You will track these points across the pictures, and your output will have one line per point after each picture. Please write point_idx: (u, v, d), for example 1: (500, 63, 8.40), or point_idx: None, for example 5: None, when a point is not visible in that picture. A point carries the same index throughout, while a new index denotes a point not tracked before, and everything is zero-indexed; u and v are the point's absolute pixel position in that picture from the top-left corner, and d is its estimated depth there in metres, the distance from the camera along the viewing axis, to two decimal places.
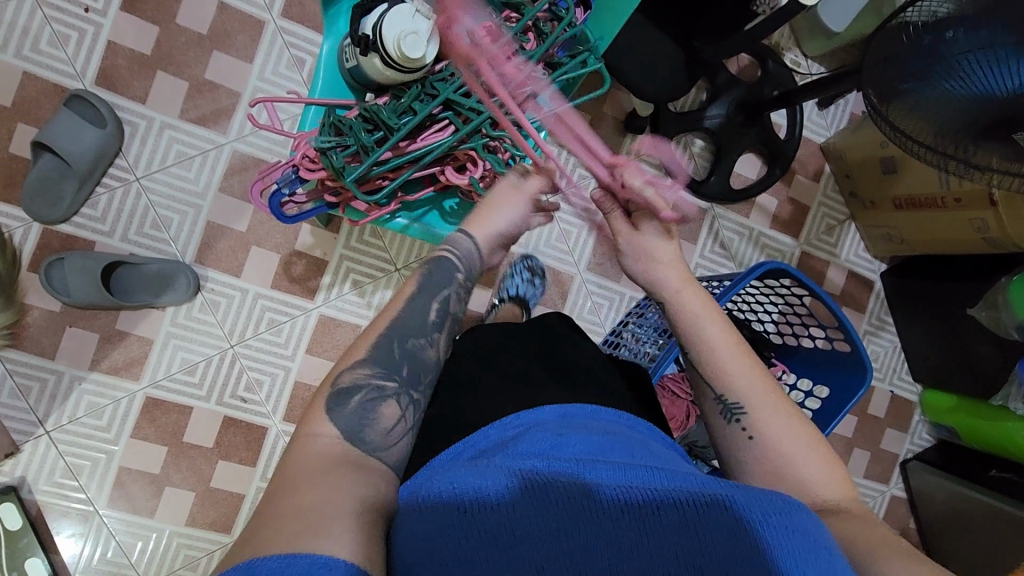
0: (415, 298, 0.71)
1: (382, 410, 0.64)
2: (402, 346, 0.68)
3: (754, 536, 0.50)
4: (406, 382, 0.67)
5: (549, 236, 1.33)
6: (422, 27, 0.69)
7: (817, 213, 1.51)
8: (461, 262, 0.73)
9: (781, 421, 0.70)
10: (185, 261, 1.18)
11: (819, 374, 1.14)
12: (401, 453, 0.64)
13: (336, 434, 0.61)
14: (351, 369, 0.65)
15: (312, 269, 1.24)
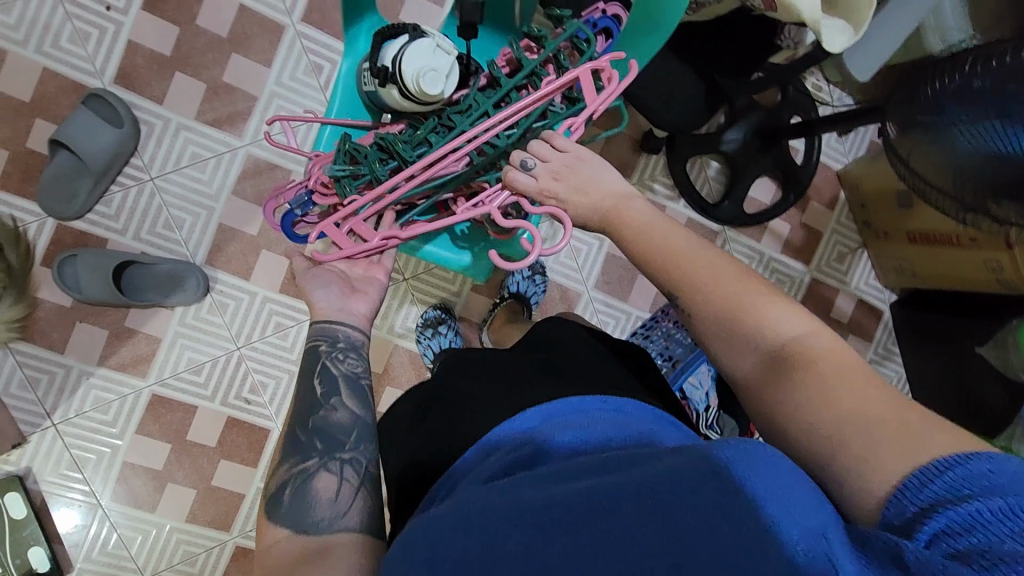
0: (303, 381, 0.73)
1: (315, 487, 0.65)
2: (308, 424, 0.70)
3: (743, 510, 0.44)
4: (326, 450, 0.68)
5: (558, 252, 1.33)
6: (443, 63, 0.67)
7: (829, 241, 1.50)
8: (331, 339, 0.75)
9: (723, 278, 0.63)
10: (195, 262, 1.18)
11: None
12: (355, 510, 0.65)
13: (285, 532, 0.62)
14: (275, 472, 0.67)
15: None
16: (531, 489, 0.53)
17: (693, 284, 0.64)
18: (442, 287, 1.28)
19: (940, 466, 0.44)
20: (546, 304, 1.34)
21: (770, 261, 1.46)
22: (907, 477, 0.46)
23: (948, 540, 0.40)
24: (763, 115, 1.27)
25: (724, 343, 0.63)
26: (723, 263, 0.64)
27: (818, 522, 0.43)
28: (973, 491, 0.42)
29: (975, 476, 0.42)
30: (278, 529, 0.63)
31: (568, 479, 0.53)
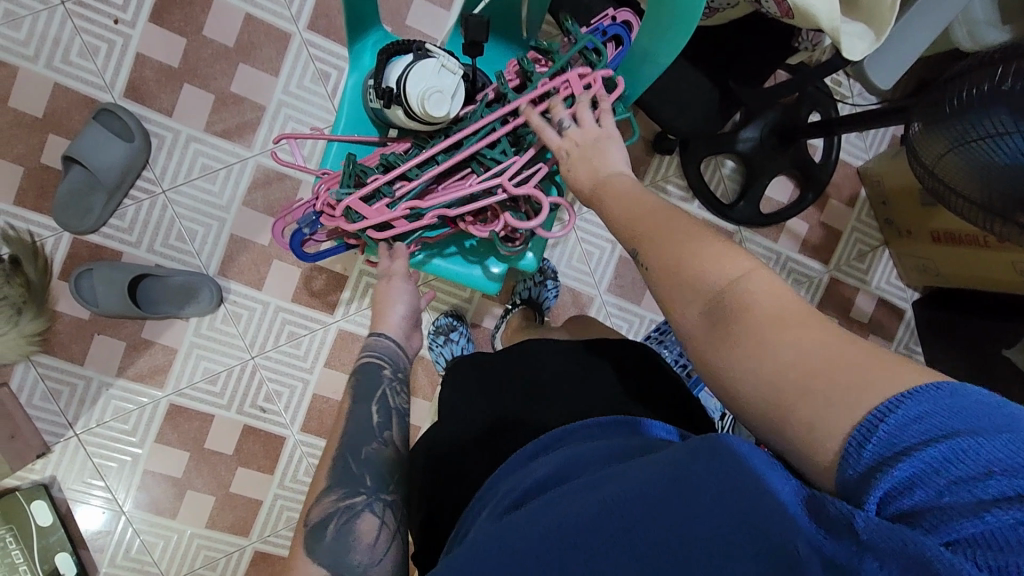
0: (355, 407, 0.81)
1: (357, 527, 0.70)
2: (359, 456, 0.76)
3: (743, 501, 0.44)
4: (371, 491, 0.74)
5: (571, 256, 1.31)
6: (448, 84, 0.66)
7: (849, 239, 1.46)
8: (384, 358, 0.85)
9: (670, 226, 0.57)
10: (208, 273, 1.19)
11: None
12: (392, 550, 0.71)
13: (323, 567, 0.68)
14: (321, 500, 0.73)
15: (332, 284, 1.25)
16: (519, 519, 0.51)
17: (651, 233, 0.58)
18: (453, 294, 1.28)
19: (876, 418, 0.41)
20: (558, 309, 1.32)
21: (786, 260, 1.43)
22: (851, 434, 0.42)
23: (895, 501, 0.39)
24: (780, 113, 1.24)
25: (681, 304, 0.54)
26: (673, 211, 0.58)
27: (796, 498, 0.44)
28: (911, 444, 0.39)
29: (909, 424, 0.40)
30: (315, 561, 0.69)
31: (570, 495, 0.51)
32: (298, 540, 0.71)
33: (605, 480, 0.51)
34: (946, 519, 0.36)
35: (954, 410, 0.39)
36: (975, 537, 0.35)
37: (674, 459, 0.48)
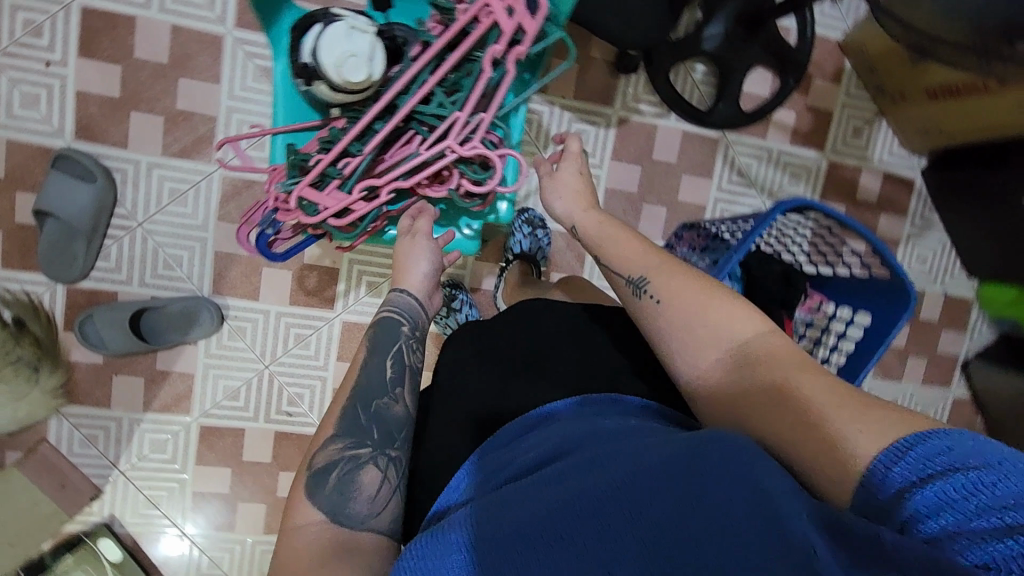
0: (370, 360, 0.78)
1: (360, 479, 0.68)
2: (369, 410, 0.73)
3: (748, 492, 0.47)
4: (379, 444, 0.71)
5: None
6: (362, 46, 0.62)
7: (841, 118, 1.38)
8: (404, 316, 0.82)
9: (679, 280, 0.72)
10: (203, 294, 1.20)
11: (860, 302, 1.10)
12: (392, 505, 0.68)
13: (320, 516, 0.65)
14: (325, 447, 0.70)
15: (326, 279, 1.24)
16: (526, 495, 0.55)
17: (658, 271, 0.74)
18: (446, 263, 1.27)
19: (903, 448, 0.51)
20: (555, 256, 1.30)
21: (778, 154, 1.37)
22: (877, 458, 0.52)
23: (923, 524, 0.46)
24: None
25: (684, 333, 0.70)
26: (681, 269, 0.74)
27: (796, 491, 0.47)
28: (939, 470, 0.48)
29: (925, 465, 0.49)
30: (311, 509, 0.66)
31: (574, 474, 0.55)
32: (296, 486, 0.69)
33: (610, 461, 0.54)
34: (977, 541, 0.43)
35: (971, 450, 0.48)
36: (1002, 560, 0.42)
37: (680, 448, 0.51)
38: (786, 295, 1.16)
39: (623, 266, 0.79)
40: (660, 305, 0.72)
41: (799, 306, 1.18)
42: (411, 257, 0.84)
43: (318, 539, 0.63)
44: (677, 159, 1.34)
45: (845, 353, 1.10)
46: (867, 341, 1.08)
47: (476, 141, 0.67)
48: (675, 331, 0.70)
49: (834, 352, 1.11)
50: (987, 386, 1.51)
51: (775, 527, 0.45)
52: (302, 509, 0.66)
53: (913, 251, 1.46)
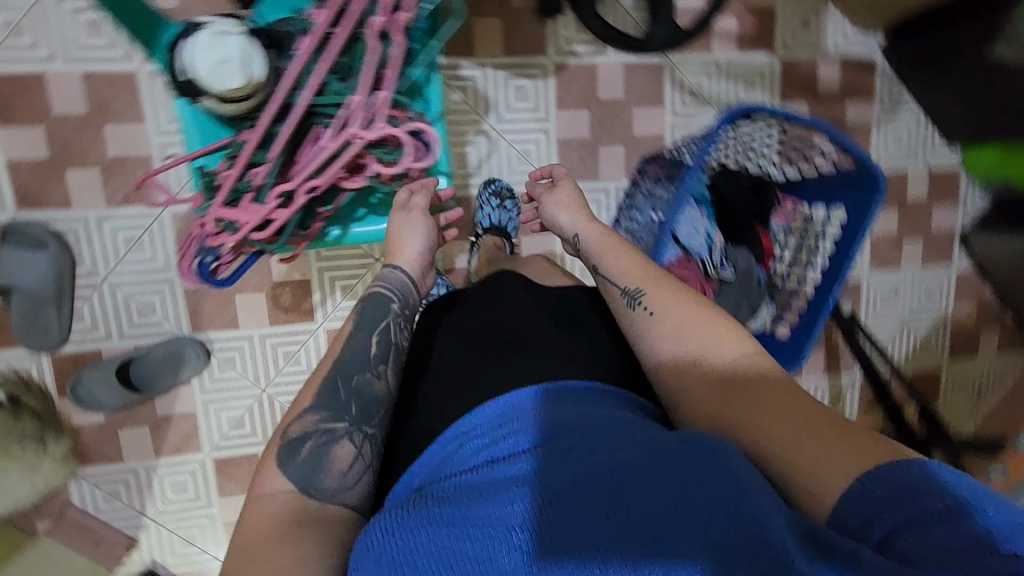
0: (355, 334, 0.78)
1: (334, 452, 0.69)
2: (350, 385, 0.74)
3: (732, 495, 0.54)
4: (356, 420, 0.72)
5: (510, 162, 1.27)
6: (234, 48, 0.60)
7: (786, 11, 1.32)
8: (394, 292, 0.81)
9: (668, 292, 0.79)
10: (184, 334, 1.21)
11: (836, 197, 1.07)
12: (365, 479, 0.70)
13: (291, 486, 0.68)
14: (299, 418, 0.72)
15: (300, 292, 1.24)
16: (506, 481, 0.60)
17: (650, 284, 0.81)
18: None
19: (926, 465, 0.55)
20: None
21: (727, 65, 1.32)
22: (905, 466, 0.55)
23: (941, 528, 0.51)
24: None
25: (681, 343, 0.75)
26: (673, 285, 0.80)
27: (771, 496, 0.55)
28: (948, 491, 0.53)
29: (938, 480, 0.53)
30: (282, 476, 0.68)
31: (564, 466, 0.60)
32: (268, 451, 0.71)
33: (597, 455, 0.60)
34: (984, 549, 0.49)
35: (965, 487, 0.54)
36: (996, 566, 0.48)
37: (670, 454, 0.58)
38: (760, 206, 1.12)
39: (618, 274, 0.84)
40: (654, 317, 0.78)
41: (776, 214, 1.13)
42: (407, 231, 0.82)
43: (285, 506, 0.66)
44: (625, 93, 1.29)
45: (830, 249, 1.07)
46: (847, 235, 1.05)
47: (382, 121, 0.64)
48: (668, 340, 0.76)
49: (819, 253, 1.08)
50: (987, 254, 1.50)
51: (754, 522, 0.52)
52: (270, 477, 0.69)
53: (887, 134, 1.42)
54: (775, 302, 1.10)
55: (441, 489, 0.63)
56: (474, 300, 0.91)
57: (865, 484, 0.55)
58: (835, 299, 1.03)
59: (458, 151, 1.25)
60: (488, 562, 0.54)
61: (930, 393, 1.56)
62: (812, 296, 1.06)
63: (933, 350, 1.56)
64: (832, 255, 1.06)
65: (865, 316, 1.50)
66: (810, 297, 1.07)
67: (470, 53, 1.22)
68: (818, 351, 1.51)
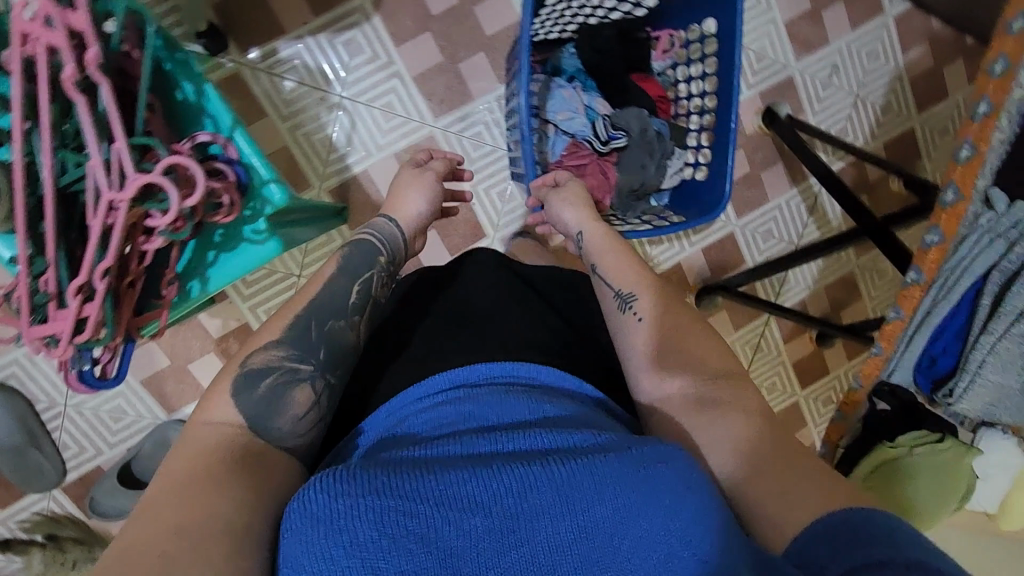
0: (336, 280, 0.83)
1: (293, 395, 0.73)
2: (321, 331, 0.78)
3: (674, 501, 0.57)
4: (320, 366, 0.76)
5: (377, 121, 1.19)
6: None
7: None
8: (382, 245, 0.89)
9: (658, 305, 0.80)
10: (162, 419, 1.23)
11: (698, 11, 0.96)
12: (311, 431, 0.74)
13: (239, 418, 0.71)
14: (262, 350, 0.75)
15: (246, 337, 1.24)
16: (461, 465, 0.60)
17: (643, 291, 0.81)
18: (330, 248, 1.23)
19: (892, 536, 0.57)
20: None
21: None
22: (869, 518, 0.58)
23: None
24: None
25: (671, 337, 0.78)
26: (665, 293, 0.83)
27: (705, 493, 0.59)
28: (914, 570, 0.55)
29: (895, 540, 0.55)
30: (232, 405, 0.71)
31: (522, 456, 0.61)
32: (226, 375, 0.74)
33: (555, 450, 0.61)
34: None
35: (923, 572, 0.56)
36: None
37: (628, 456, 0.60)
38: (627, 54, 1.02)
39: (613, 278, 0.84)
40: (642, 323, 0.79)
41: (652, 56, 1.04)
42: (411, 197, 0.96)
43: (223, 436, 0.69)
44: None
45: (713, 65, 0.97)
46: (722, 45, 0.94)
47: (132, 173, 0.58)
48: (654, 342, 0.78)
49: (703, 77, 0.98)
50: None
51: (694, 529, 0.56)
52: (220, 404, 0.71)
53: None
54: (688, 146, 1.02)
55: (394, 460, 0.62)
56: (432, 284, 0.92)
57: (821, 522, 0.57)
58: (735, 119, 0.92)
59: (321, 136, 1.18)
60: (433, 539, 0.54)
61: (911, 152, 1.44)
62: (717, 126, 0.96)
63: (898, 108, 1.42)
64: (717, 76, 0.95)
65: (813, 107, 1.38)
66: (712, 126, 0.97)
67: (280, 32, 1.12)
68: (777, 164, 1.40)
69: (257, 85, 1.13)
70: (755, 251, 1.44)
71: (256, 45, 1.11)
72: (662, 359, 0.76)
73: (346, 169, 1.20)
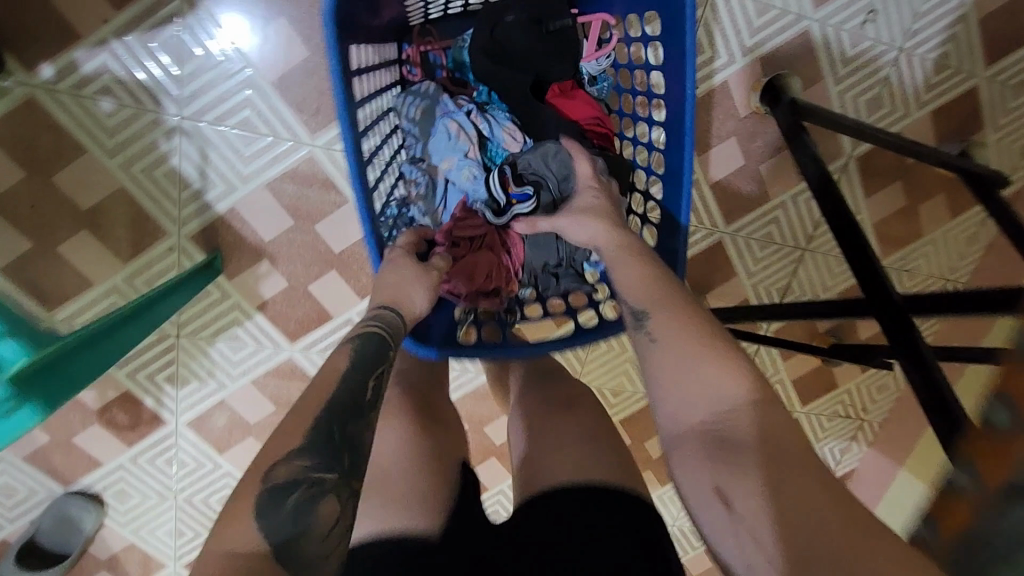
0: (347, 374, 0.59)
1: (320, 510, 0.51)
2: (345, 432, 0.56)
3: None
4: (348, 473, 0.54)
5: (230, 143, 0.90)
6: None
7: None
8: (394, 334, 0.64)
9: (683, 320, 0.59)
10: (59, 492, 1.11)
11: (638, 8, 0.72)
12: (335, 565, 0.51)
13: (265, 544, 0.47)
14: (285, 459, 0.51)
15: (131, 404, 1.06)
16: None
17: (660, 305, 0.60)
18: (208, 304, 1.01)
19: None
20: (300, 206, 0.95)
21: None
22: None
23: None
24: None
25: (683, 355, 0.57)
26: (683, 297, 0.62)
27: None
28: None
29: None
30: (255, 530, 0.47)
31: None
32: (238, 495, 0.49)
33: None
34: None
35: None
36: None
37: None
38: (537, 43, 0.75)
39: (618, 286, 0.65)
40: (654, 346, 0.59)
41: (583, 55, 0.78)
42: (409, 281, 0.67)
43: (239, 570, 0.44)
44: None
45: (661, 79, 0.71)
46: (667, 59, 0.68)
47: None
48: (674, 382, 0.57)
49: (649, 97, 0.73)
50: None
51: None
52: (230, 531, 0.47)
53: None
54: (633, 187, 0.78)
55: None
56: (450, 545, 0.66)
57: None
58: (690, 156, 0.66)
59: (165, 170, 0.90)
60: None
61: (972, 122, 1.07)
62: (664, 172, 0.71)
63: (961, 62, 1.03)
64: (665, 99, 0.70)
65: (836, 72, 1.01)
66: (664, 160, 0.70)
67: (73, 37, 0.82)
68: (782, 153, 1.07)
69: (62, 110, 0.85)
70: (750, 262, 1.15)
71: (47, 59, 0.82)
72: (675, 393, 0.57)
73: (205, 209, 0.94)
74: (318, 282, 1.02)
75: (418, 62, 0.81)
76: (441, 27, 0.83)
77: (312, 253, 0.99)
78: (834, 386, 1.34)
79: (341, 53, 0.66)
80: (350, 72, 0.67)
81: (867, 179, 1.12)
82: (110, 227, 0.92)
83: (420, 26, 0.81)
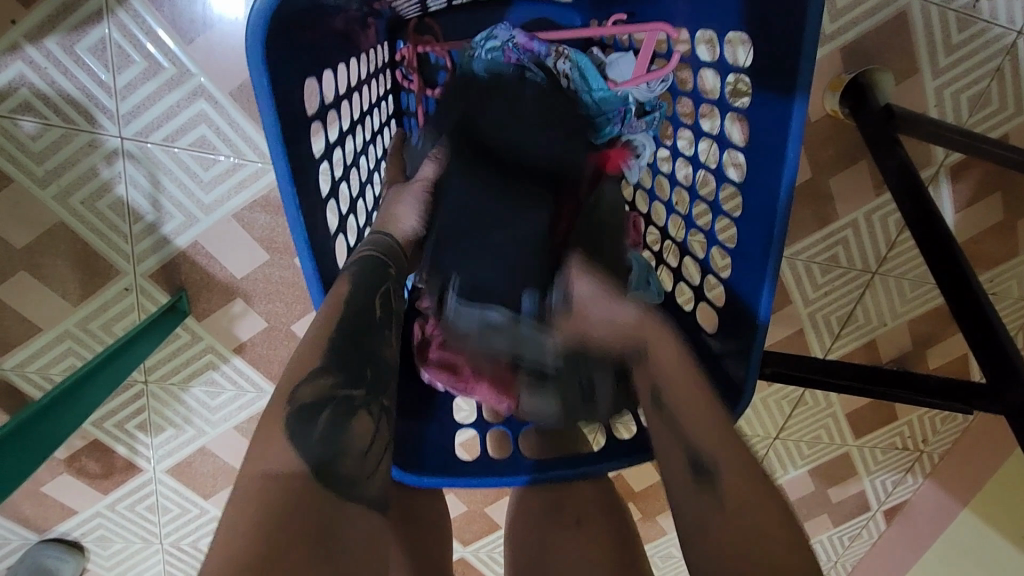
0: (353, 293, 0.49)
1: (355, 430, 0.44)
2: (368, 344, 0.48)
3: None
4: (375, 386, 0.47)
5: (185, 168, 0.75)
6: None
7: None
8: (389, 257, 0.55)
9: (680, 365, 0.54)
10: (33, 540, 1.01)
11: (712, 24, 0.56)
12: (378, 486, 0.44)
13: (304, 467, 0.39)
14: (310, 379, 0.43)
15: (101, 452, 0.95)
16: None
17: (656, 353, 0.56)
18: (177, 347, 0.88)
19: None
20: (276, 236, 0.80)
21: None
22: None
23: None
24: None
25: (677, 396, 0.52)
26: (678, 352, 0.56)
27: None
28: None
29: None
30: (290, 452, 0.39)
31: None
32: (264, 425, 0.41)
33: None
34: None
35: None
36: None
37: None
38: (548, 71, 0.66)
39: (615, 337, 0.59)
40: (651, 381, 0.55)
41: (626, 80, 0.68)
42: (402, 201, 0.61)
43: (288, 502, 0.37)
44: None
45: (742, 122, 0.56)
46: (756, 98, 0.53)
47: None
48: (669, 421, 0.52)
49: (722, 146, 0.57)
50: None
51: None
52: (254, 458, 0.39)
53: None
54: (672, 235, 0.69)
55: None
56: None
57: None
58: (777, 234, 0.53)
59: (110, 201, 0.76)
60: None
61: None
62: (742, 250, 0.56)
63: None
64: (746, 153, 0.55)
65: (936, 63, 0.81)
66: (739, 226, 0.57)
67: None
68: (858, 162, 0.88)
69: None
70: (809, 288, 0.98)
71: None
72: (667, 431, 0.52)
73: (165, 241, 0.79)
74: (301, 321, 0.87)
75: (414, 65, 0.71)
76: (444, 24, 0.73)
77: (293, 288, 0.84)
78: (895, 419, 1.16)
79: (283, 96, 0.47)
80: (308, 118, 0.51)
81: (959, 190, 0.93)
82: (53, 266, 0.78)
83: (415, 21, 0.71)
